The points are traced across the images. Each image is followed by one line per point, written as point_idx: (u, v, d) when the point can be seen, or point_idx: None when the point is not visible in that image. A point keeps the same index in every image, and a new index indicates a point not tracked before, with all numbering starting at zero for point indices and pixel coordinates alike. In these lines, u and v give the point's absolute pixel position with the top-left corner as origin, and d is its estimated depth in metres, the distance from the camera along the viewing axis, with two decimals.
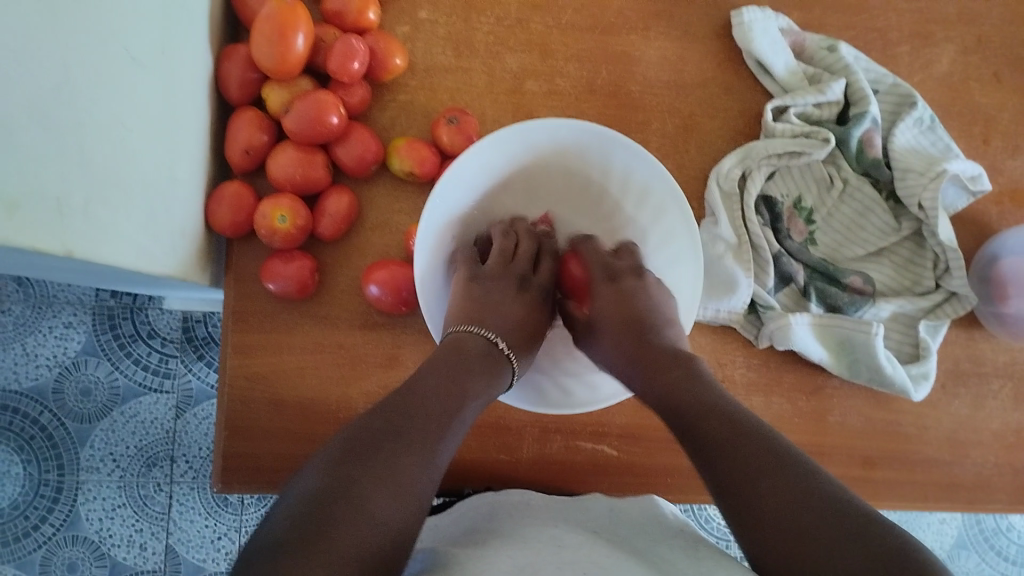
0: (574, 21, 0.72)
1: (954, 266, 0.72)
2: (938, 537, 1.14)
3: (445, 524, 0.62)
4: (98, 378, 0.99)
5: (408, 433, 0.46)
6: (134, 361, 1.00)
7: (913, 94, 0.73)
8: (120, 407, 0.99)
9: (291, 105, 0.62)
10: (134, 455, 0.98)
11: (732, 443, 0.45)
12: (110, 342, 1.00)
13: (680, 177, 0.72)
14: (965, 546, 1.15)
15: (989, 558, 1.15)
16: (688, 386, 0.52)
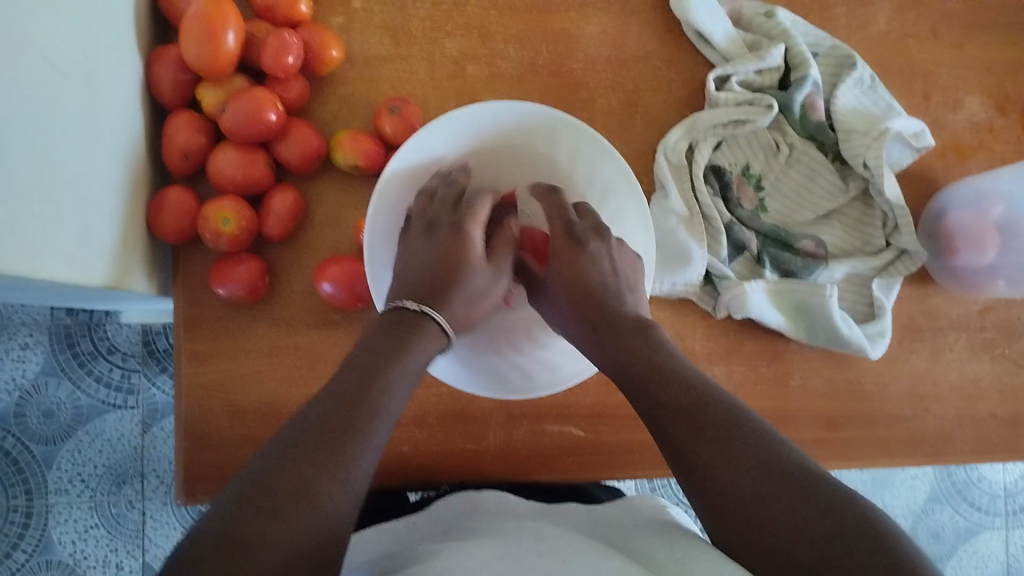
0: (511, 2, 0.71)
1: (903, 224, 0.72)
2: (911, 493, 1.16)
3: (419, 525, 0.62)
4: (59, 399, 0.97)
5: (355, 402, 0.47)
6: (96, 379, 0.98)
7: (852, 56, 0.74)
8: (84, 426, 0.97)
9: (226, 104, 0.61)
10: (103, 473, 0.97)
11: (673, 404, 0.48)
12: (69, 361, 0.98)
13: (627, 152, 0.72)
14: (939, 500, 1.17)
15: (963, 510, 1.17)
16: (671, 372, 0.51)
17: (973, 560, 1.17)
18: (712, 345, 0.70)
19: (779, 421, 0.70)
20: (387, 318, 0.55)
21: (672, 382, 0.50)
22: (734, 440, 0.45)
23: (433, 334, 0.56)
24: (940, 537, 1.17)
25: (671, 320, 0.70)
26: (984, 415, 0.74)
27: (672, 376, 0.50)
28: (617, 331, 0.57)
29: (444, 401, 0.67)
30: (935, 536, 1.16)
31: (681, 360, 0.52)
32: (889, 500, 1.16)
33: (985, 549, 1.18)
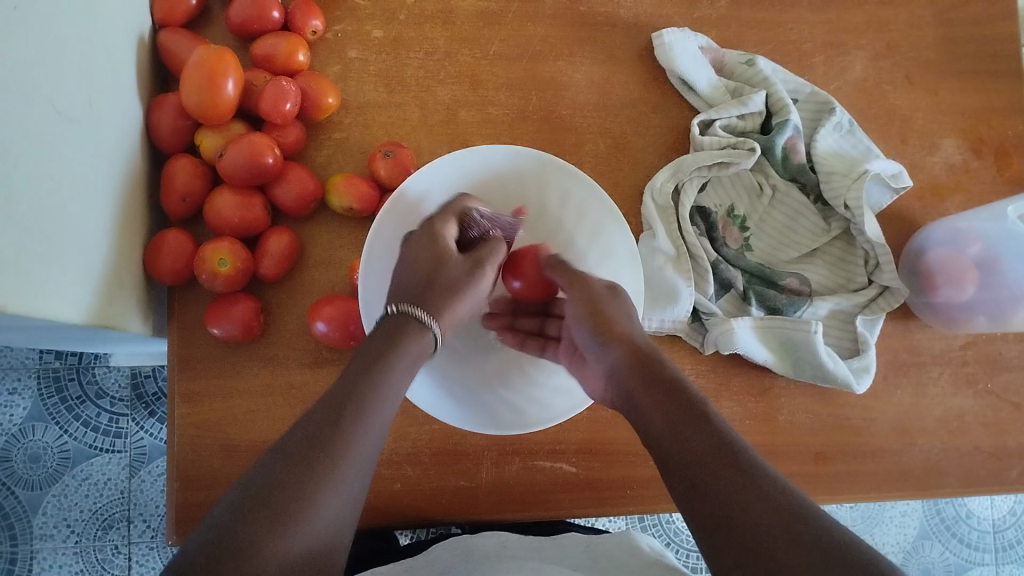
0: (501, 51, 0.73)
1: (884, 261, 0.74)
2: (901, 529, 1.17)
3: (414, 566, 0.63)
4: (46, 443, 0.97)
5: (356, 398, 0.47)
6: (83, 423, 0.98)
7: (831, 101, 0.76)
8: (71, 470, 0.97)
9: (225, 149, 0.63)
10: (89, 518, 0.96)
11: (693, 458, 0.46)
12: (57, 406, 0.98)
13: (615, 194, 0.73)
14: (928, 536, 1.18)
15: (953, 546, 1.18)
16: (660, 395, 0.51)
17: None
18: (701, 381, 0.72)
19: (768, 455, 0.71)
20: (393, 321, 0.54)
21: (661, 400, 0.51)
22: (753, 502, 0.42)
23: (420, 337, 0.54)
24: (931, 573, 1.18)
25: None
26: (969, 448, 0.76)
27: (690, 434, 0.48)
28: (636, 370, 0.54)
29: (437, 440, 0.68)
30: (925, 572, 1.17)
31: (705, 402, 0.50)
32: (879, 537, 1.17)
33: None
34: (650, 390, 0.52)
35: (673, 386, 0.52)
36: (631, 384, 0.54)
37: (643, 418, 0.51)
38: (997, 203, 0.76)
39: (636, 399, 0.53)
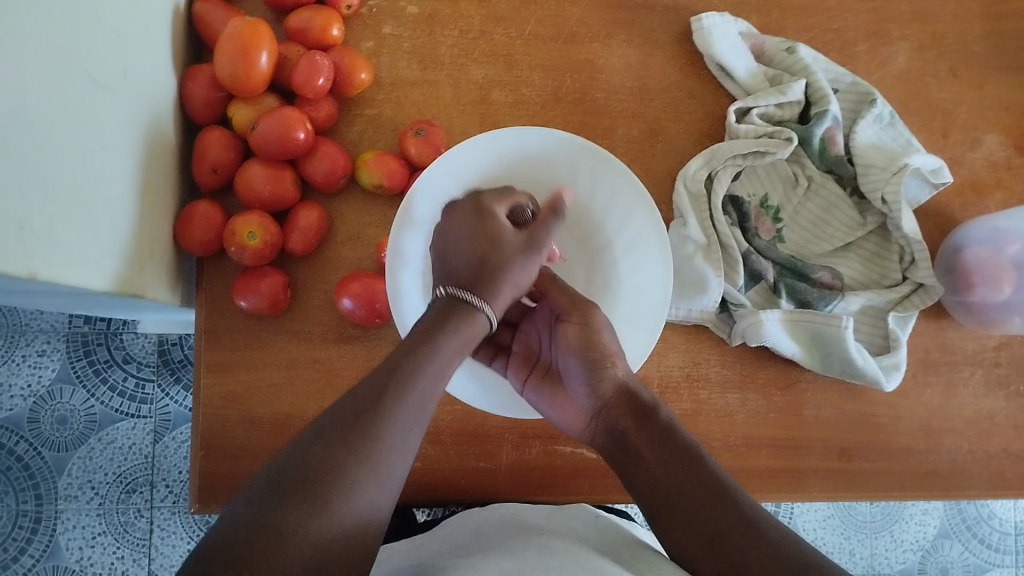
0: (536, 31, 0.72)
1: (919, 257, 0.73)
2: (920, 528, 1.16)
3: (430, 541, 0.64)
4: (73, 406, 0.98)
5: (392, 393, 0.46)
6: (110, 387, 0.99)
7: (871, 92, 0.75)
8: (97, 433, 0.98)
9: (257, 122, 0.63)
10: (113, 481, 0.98)
11: (687, 510, 0.50)
12: (85, 369, 0.99)
13: (647, 179, 0.73)
14: (948, 535, 1.17)
15: (973, 546, 1.17)
16: (657, 445, 0.53)
17: None
18: (726, 372, 0.71)
19: (790, 449, 0.71)
20: (447, 303, 0.52)
21: (655, 443, 0.54)
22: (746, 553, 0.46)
23: (479, 322, 0.52)
24: (949, 573, 1.17)
25: (685, 347, 0.71)
26: (997, 450, 0.75)
27: (681, 483, 0.51)
28: (624, 405, 0.56)
29: (458, 420, 0.68)
30: (945, 572, 1.16)
31: (692, 440, 0.54)
32: (899, 534, 1.16)
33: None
34: (643, 433, 0.54)
35: (667, 433, 0.54)
36: (623, 422, 0.55)
37: (638, 460, 0.54)
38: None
39: (627, 439, 0.55)
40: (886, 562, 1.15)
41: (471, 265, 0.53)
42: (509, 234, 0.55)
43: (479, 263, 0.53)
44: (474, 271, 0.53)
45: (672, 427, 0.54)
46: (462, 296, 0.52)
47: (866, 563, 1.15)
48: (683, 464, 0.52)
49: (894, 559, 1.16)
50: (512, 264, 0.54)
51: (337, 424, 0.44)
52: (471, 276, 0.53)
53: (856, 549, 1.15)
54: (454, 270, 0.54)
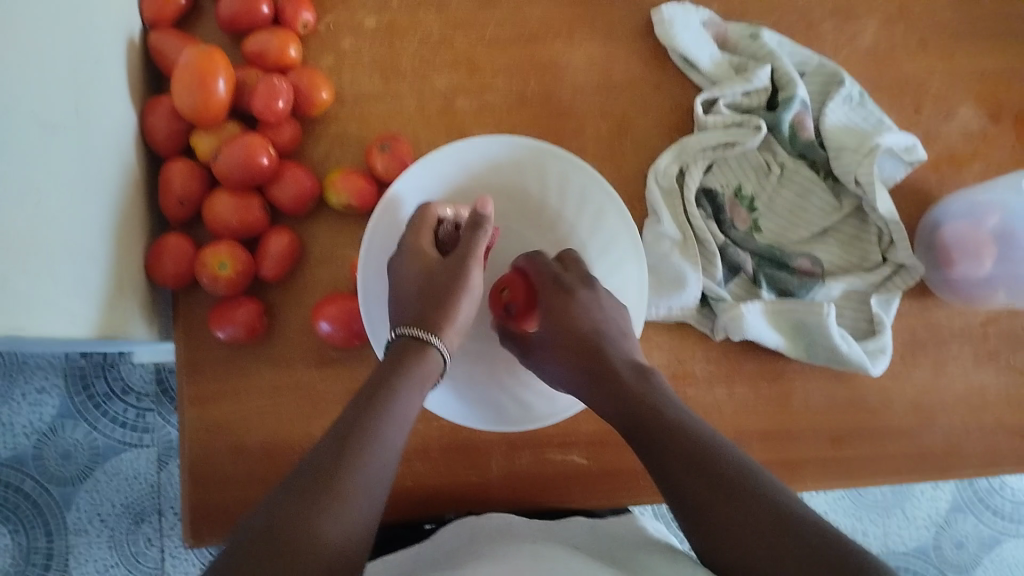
0: (497, 35, 0.72)
1: (898, 238, 0.72)
2: (933, 504, 1.16)
3: (425, 549, 0.64)
4: (77, 440, 0.98)
5: (374, 414, 0.48)
6: (111, 419, 0.99)
7: (839, 73, 0.74)
8: (102, 466, 0.98)
9: (220, 151, 0.62)
10: (122, 512, 0.98)
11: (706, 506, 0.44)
12: (85, 403, 0.99)
13: (619, 178, 0.72)
14: (962, 509, 1.18)
15: (987, 518, 1.18)
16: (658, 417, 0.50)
17: (998, 568, 1.17)
18: (712, 367, 0.70)
19: (783, 440, 0.70)
20: (397, 345, 0.54)
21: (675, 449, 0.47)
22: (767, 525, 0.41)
23: (437, 359, 0.54)
24: (964, 547, 1.17)
25: (670, 345, 0.70)
26: (992, 425, 0.74)
27: (678, 449, 0.47)
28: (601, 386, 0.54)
29: (447, 434, 0.68)
30: (959, 546, 1.17)
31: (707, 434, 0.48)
32: (911, 511, 1.16)
33: (1011, 558, 1.18)
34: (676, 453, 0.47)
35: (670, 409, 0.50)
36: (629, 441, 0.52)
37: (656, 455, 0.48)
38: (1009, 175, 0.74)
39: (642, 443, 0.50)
40: (900, 540, 1.16)
41: (418, 294, 0.57)
42: (444, 262, 0.59)
43: (423, 291, 0.57)
44: (420, 299, 0.57)
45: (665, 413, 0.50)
46: (413, 333, 0.55)
47: (881, 542, 1.15)
48: (697, 464, 0.46)
49: (908, 536, 1.16)
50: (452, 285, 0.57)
51: (327, 449, 0.45)
52: (416, 315, 0.56)
53: (870, 529, 1.15)
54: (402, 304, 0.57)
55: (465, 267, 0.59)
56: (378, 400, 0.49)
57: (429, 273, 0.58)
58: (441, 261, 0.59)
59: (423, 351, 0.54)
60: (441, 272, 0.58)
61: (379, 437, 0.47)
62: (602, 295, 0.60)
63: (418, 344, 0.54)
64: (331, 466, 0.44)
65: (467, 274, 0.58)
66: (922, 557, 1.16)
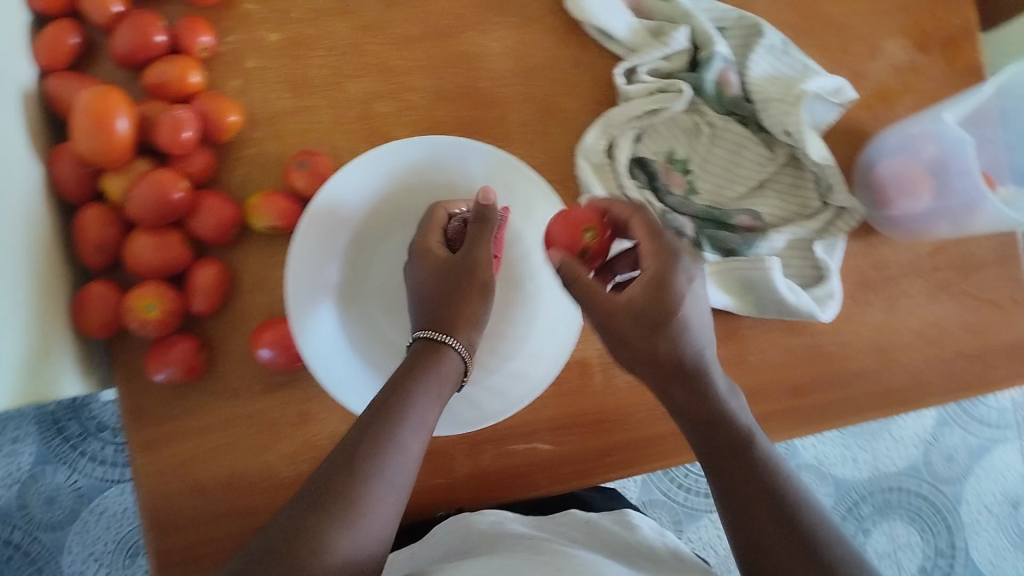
0: (406, 32, 0.70)
1: (835, 183, 0.71)
2: (918, 421, 1.19)
3: (420, 549, 0.64)
4: (58, 483, 0.97)
5: (391, 417, 0.48)
6: (91, 458, 0.98)
7: (759, 23, 0.73)
8: (88, 505, 0.98)
9: (131, 191, 0.61)
10: (115, 549, 0.97)
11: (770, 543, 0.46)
12: (62, 446, 0.97)
13: (550, 160, 0.71)
14: (948, 423, 1.20)
15: (972, 428, 1.21)
16: (737, 454, 0.50)
17: (991, 476, 1.20)
18: None
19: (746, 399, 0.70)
20: (418, 346, 0.54)
21: (742, 473, 0.49)
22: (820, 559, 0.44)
23: (451, 359, 0.54)
24: (954, 459, 1.19)
25: None
26: (951, 355, 0.74)
27: (759, 484, 0.48)
28: (689, 390, 0.52)
29: None
30: (949, 459, 1.19)
31: (768, 452, 0.50)
32: (897, 433, 1.19)
33: (1002, 464, 1.21)
34: (739, 463, 0.49)
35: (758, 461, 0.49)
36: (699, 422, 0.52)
37: (728, 475, 0.49)
38: (931, 108, 0.72)
39: (723, 463, 0.50)
40: (891, 461, 1.18)
41: (429, 292, 0.57)
42: (453, 261, 0.58)
43: (434, 297, 0.57)
44: (432, 304, 0.57)
45: (750, 442, 0.50)
46: (436, 337, 0.55)
47: (872, 467, 1.17)
48: (750, 485, 0.48)
49: (899, 458, 1.18)
50: (466, 282, 0.57)
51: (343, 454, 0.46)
52: (431, 321, 0.56)
53: (859, 455, 1.17)
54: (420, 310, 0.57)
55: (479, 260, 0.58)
56: (396, 402, 0.49)
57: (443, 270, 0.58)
58: (452, 259, 0.58)
59: (438, 354, 0.54)
60: (450, 270, 0.58)
61: (395, 440, 0.47)
62: (681, 280, 0.53)
63: (432, 347, 0.54)
64: (347, 473, 0.45)
65: (481, 264, 0.58)
66: (913, 475, 1.18)
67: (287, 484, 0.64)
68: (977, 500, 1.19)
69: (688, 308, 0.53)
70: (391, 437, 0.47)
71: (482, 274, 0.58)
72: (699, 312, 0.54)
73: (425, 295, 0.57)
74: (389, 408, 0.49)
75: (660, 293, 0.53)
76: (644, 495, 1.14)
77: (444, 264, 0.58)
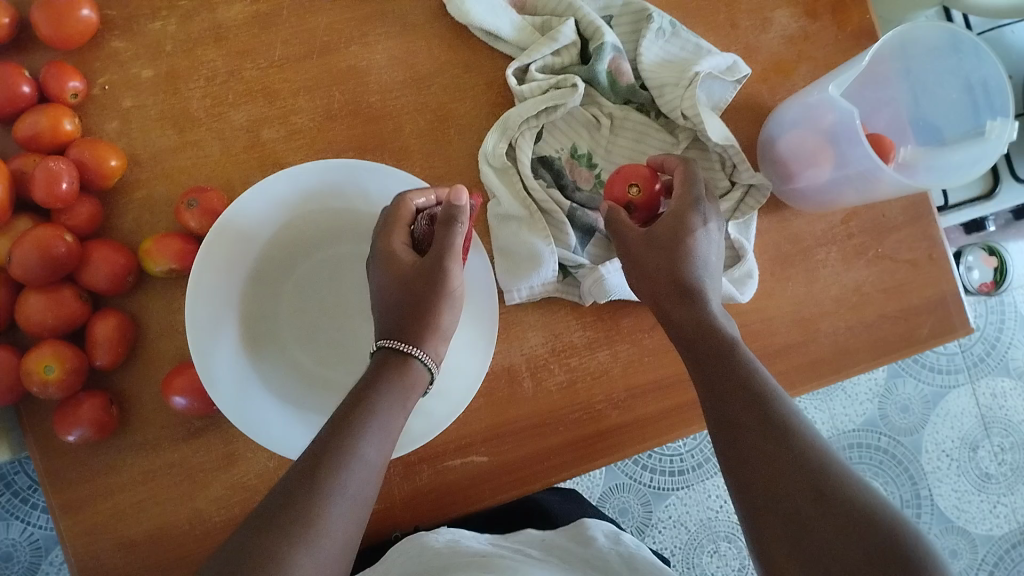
0: (287, 54, 0.68)
1: (740, 161, 0.71)
2: (870, 377, 1.20)
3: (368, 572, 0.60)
4: (13, 539, 0.96)
5: (353, 427, 0.47)
6: (42, 509, 0.97)
7: (645, 7, 0.72)
8: (47, 557, 0.96)
9: (13, 250, 0.58)
10: None
11: (766, 467, 0.45)
12: (12, 500, 0.96)
13: (451, 169, 0.70)
14: (899, 374, 1.21)
15: (924, 376, 1.22)
16: (731, 370, 0.52)
17: (947, 421, 1.21)
18: (590, 333, 0.70)
19: None
20: (380, 355, 0.53)
21: (743, 400, 0.50)
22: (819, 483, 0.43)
23: (417, 368, 0.54)
24: (910, 409, 1.21)
25: (542, 322, 0.70)
26: (875, 318, 0.74)
27: (739, 380, 0.51)
28: (683, 303, 0.57)
29: None
30: (905, 410, 1.20)
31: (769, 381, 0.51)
32: (851, 390, 1.20)
33: (957, 408, 1.22)
34: (739, 391, 0.50)
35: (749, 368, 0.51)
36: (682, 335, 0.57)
37: (722, 393, 0.51)
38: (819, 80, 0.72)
39: (733, 402, 0.50)
40: (847, 418, 1.19)
41: (396, 299, 0.55)
42: (420, 268, 0.56)
43: (404, 303, 0.55)
44: (399, 313, 0.55)
45: (746, 362, 0.52)
46: (399, 346, 0.54)
47: (829, 425, 1.18)
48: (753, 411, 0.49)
49: (855, 414, 1.19)
50: (430, 294, 0.55)
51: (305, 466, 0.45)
52: (399, 328, 0.55)
53: (816, 416, 1.18)
54: (385, 318, 0.56)
55: (442, 267, 0.56)
56: (357, 415, 0.48)
57: (404, 279, 0.56)
58: (418, 265, 0.56)
59: (405, 363, 0.53)
60: (415, 277, 0.56)
61: (357, 450, 0.46)
62: (695, 221, 0.59)
63: (398, 357, 0.53)
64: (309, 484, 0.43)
65: (449, 273, 0.56)
66: (872, 430, 1.19)
67: (217, 531, 0.62)
68: (936, 447, 1.20)
69: (697, 244, 0.59)
70: (354, 446, 0.46)
71: (449, 283, 0.56)
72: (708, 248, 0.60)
73: (391, 305, 0.55)
74: (350, 419, 0.48)
75: (679, 223, 0.59)
76: (610, 479, 1.14)
77: (409, 273, 0.56)
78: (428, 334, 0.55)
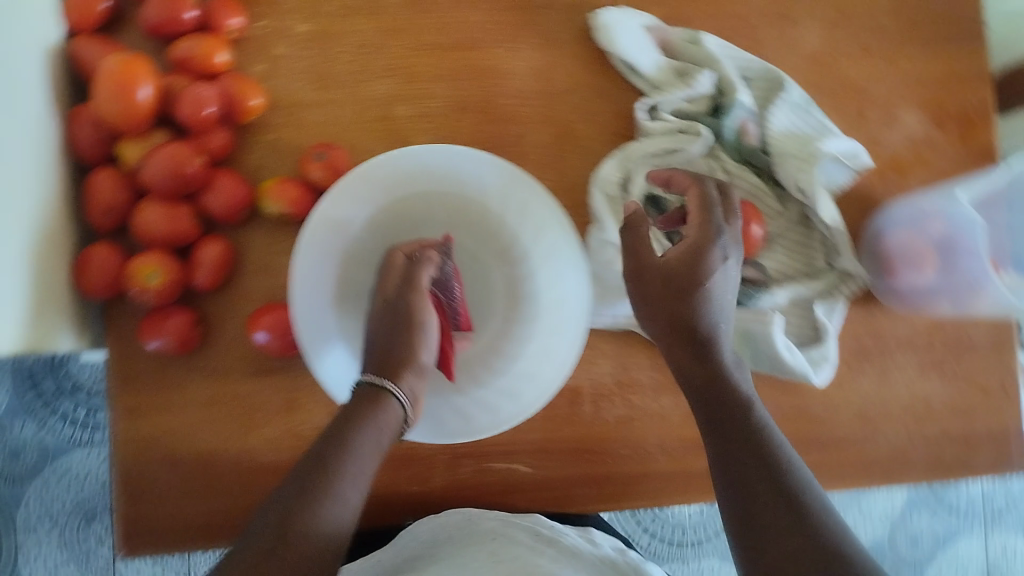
0: (435, 40, 0.70)
1: (841, 246, 0.72)
2: (886, 501, 1.16)
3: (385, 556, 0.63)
4: (25, 438, 0.96)
5: (343, 445, 0.49)
6: (61, 417, 0.96)
7: (782, 77, 0.73)
8: (51, 463, 0.96)
9: (147, 159, 0.61)
10: (72, 509, 0.96)
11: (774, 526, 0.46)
12: (33, 401, 0.95)
13: (562, 185, 0.71)
14: (915, 506, 1.17)
15: (942, 516, 1.17)
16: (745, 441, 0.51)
17: (953, 564, 1.17)
18: (659, 376, 0.70)
19: None
20: (363, 390, 0.54)
21: (758, 462, 0.50)
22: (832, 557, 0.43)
23: (393, 407, 0.53)
24: (919, 544, 1.16)
25: (616, 352, 0.70)
26: (936, 433, 0.74)
27: (750, 443, 0.51)
28: (694, 352, 0.55)
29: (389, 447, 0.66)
30: (914, 543, 1.16)
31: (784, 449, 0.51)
32: (867, 507, 1.16)
33: (965, 556, 1.17)
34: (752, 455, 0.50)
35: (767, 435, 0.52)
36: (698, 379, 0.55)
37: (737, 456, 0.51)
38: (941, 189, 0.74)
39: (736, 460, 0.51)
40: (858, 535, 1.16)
41: (383, 333, 0.57)
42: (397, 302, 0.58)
43: (382, 339, 0.57)
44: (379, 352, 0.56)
45: (768, 435, 0.52)
46: (371, 380, 0.55)
47: None
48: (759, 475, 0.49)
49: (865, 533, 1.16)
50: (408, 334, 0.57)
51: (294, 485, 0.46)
52: (378, 361, 0.56)
53: None
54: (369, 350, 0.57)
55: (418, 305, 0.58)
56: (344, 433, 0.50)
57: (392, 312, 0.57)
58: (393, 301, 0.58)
59: (379, 398, 0.53)
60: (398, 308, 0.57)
61: (347, 468, 0.48)
62: (715, 256, 0.54)
63: (371, 392, 0.54)
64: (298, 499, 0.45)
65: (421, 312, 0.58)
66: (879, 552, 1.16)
67: (261, 472, 0.63)
68: None
69: (715, 282, 0.54)
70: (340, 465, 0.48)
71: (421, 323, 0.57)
72: (726, 283, 0.55)
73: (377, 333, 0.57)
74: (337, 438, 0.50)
75: (696, 258, 0.54)
76: None
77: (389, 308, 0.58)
78: (410, 371, 0.56)
